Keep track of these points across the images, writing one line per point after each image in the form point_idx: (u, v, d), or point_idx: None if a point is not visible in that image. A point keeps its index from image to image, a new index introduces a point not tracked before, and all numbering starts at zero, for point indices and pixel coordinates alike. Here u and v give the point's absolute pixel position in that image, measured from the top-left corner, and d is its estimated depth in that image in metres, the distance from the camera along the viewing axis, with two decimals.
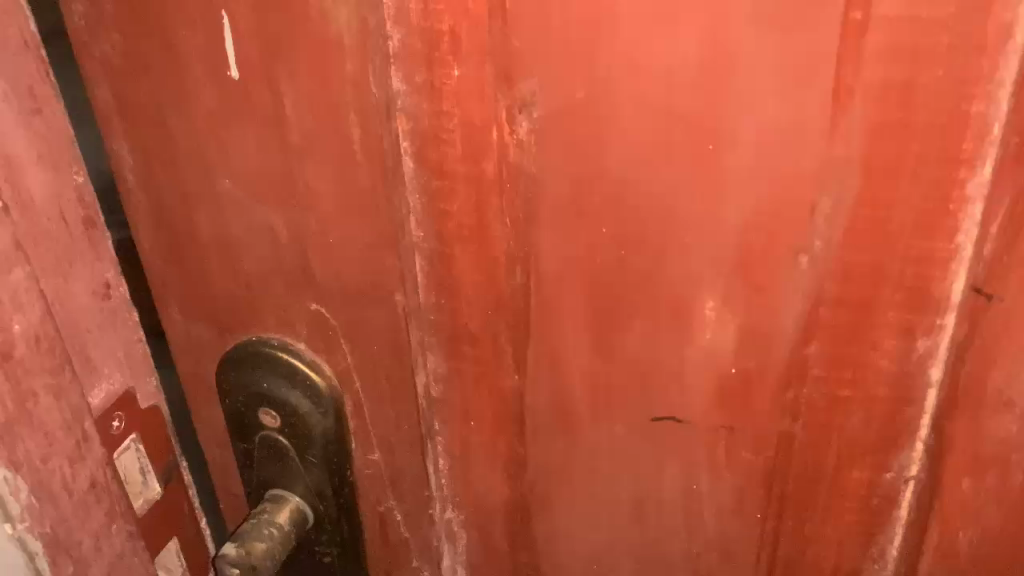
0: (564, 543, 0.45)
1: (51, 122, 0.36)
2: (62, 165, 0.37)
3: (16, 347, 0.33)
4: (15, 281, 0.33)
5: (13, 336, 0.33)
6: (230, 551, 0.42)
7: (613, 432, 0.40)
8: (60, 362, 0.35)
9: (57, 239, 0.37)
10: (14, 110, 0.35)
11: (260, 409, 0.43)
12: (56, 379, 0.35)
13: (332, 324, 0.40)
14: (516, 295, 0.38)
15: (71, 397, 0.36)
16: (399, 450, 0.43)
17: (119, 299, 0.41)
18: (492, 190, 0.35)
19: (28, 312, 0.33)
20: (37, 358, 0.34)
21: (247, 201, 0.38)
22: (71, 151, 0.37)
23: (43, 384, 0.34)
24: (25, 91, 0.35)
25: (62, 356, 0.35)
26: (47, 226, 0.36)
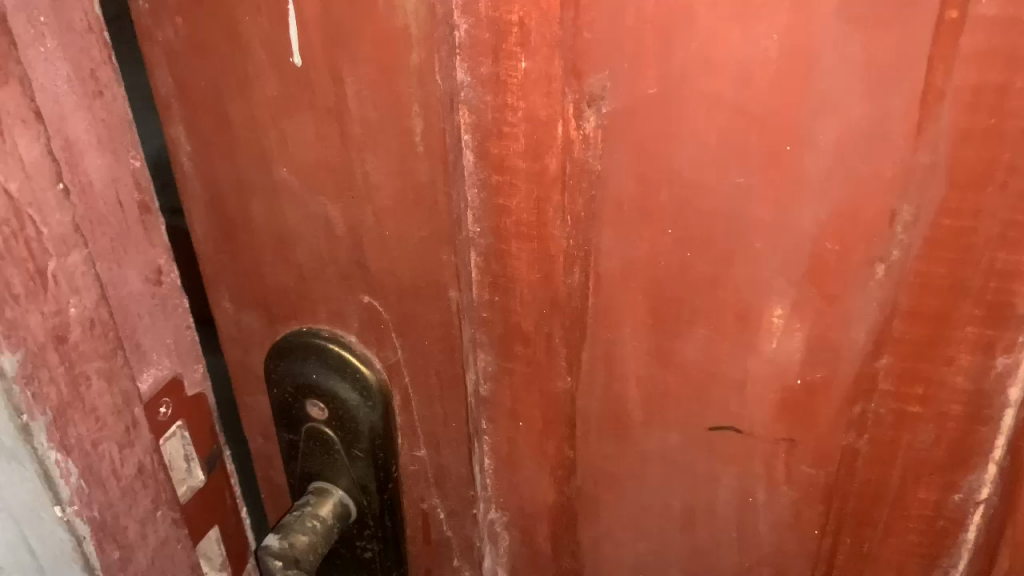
0: (610, 549, 0.44)
1: (111, 106, 0.36)
2: (121, 150, 0.37)
3: (71, 329, 0.33)
4: (73, 264, 0.32)
5: (69, 319, 0.32)
6: (275, 547, 0.41)
7: (667, 439, 0.39)
8: (113, 347, 0.35)
9: (112, 223, 0.37)
10: (76, 94, 0.34)
11: (308, 400, 0.43)
12: (108, 364, 0.35)
13: (385, 318, 0.40)
14: (573, 295, 0.37)
15: (122, 381, 0.36)
16: (446, 447, 0.43)
17: (170, 285, 0.41)
18: (554, 186, 0.35)
19: (84, 296, 0.33)
20: (91, 342, 0.34)
21: (304, 191, 0.37)
22: (131, 135, 0.37)
23: (96, 367, 0.34)
24: (88, 74, 0.35)
25: (114, 340, 0.35)
26: (104, 210, 0.36)
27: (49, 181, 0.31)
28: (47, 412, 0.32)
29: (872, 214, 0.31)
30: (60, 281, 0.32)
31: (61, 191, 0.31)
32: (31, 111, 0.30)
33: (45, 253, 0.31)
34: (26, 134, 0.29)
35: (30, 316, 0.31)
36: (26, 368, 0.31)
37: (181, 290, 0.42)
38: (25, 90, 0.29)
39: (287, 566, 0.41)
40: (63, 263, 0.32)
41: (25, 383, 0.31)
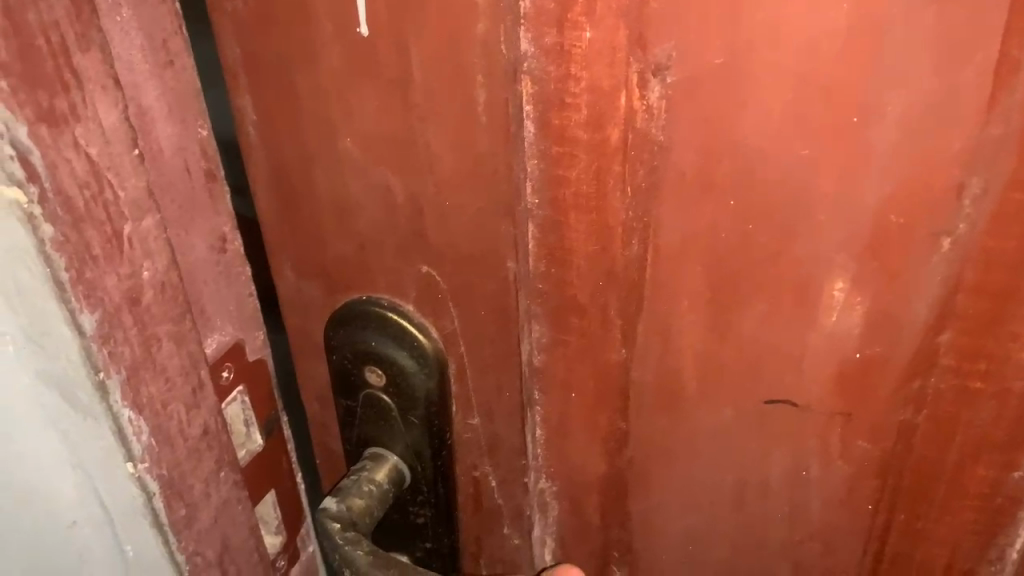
0: (659, 521, 0.44)
1: (181, 76, 0.37)
2: (188, 119, 0.37)
3: (145, 292, 0.34)
4: (147, 228, 0.33)
5: (143, 282, 0.33)
6: (335, 509, 0.43)
7: (721, 414, 0.39)
8: (183, 311, 0.36)
9: (181, 189, 0.38)
10: (148, 62, 0.35)
11: (366, 367, 0.44)
12: (178, 327, 0.36)
13: (441, 287, 0.40)
14: (631, 266, 0.37)
15: (190, 344, 0.37)
16: (498, 416, 0.43)
17: (234, 253, 0.42)
18: (615, 157, 0.35)
19: (157, 260, 0.34)
20: (161, 305, 0.35)
21: (366, 162, 0.38)
22: (198, 105, 0.38)
23: (166, 330, 0.35)
24: (159, 43, 0.35)
25: (184, 304, 0.36)
26: (171, 177, 0.37)
27: (125, 147, 0.31)
28: (121, 371, 0.33)
29: (940, 187, 0.30)
30: (135, 244, 0.33)
31: (136, 156, 0.32)
32: (110, 78, 0.30)
33: (121, 216, 0.32)
34: (106, 101, 0.30)
35: (107, 277, 0.32)
36: (102, 328, 0.32)
37: (243, 259, 0.43)
38: (106, 58, 0.30)
39: (346, 528, 0.42)
40: (138, 227, 0.33)
41: (101, 342, 0.32)
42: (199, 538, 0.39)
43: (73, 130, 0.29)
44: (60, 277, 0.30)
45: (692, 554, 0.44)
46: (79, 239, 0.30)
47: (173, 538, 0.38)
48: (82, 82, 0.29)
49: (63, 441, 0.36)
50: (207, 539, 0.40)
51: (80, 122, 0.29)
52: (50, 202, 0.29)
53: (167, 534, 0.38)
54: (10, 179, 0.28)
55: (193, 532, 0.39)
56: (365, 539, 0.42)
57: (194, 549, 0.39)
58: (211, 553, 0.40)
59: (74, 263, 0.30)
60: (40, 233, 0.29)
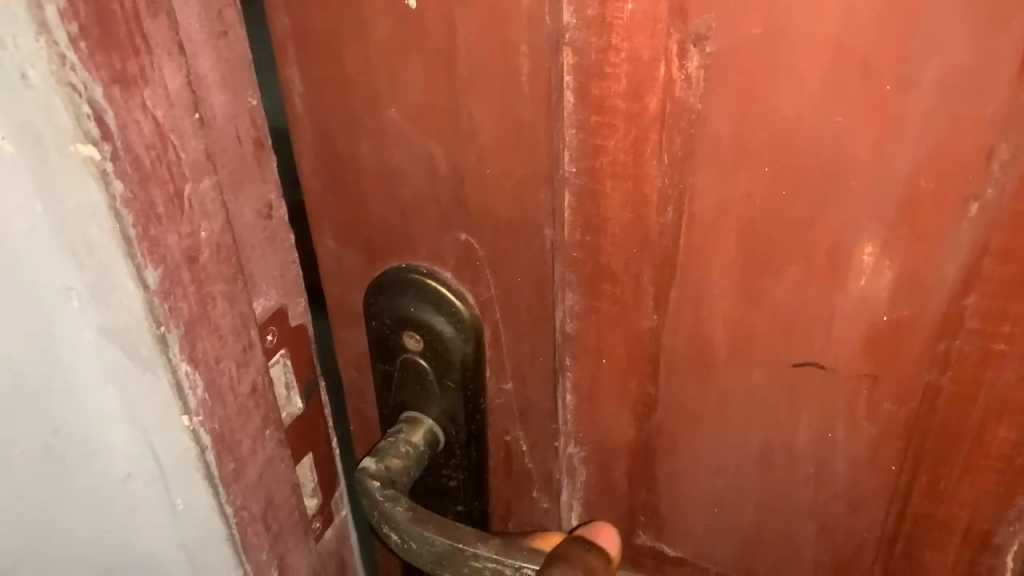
0: (687, 485, 0.46)
1: (235, 47, 0.38)
2: (240, 89, 0.39)
3: (202, 251, 0.35)
4: (205, 189, 0.35)
5: (200, 242, 0.35)
6: (372, 467, 0.44)
7: (750, 378, 0.40)
8: (235, 271, 0.37)
9: (232, 155, 0.39)
10: (204, 32, 0.36)
11: (404, 332, 0.45)
12: (231, 286, 0.37)
13: (480, 255, 0.42)
14: (665, 234, 0.38)
15: (242, 303, 0.38)
16: (532, 381, 0.45)
17: (279, 220, 0.43)
18: (653, 126, 0.36)
19: (213, 221, 0.35)
20: (216, 265, 0.36)
21: (410, 132, 0.39)
22: (248, 76, 0.39)
23: (220, 289, 0.36)
24: (215, 15, 0.37)
25: (236, 265, 0.37)
26: (224, 144, 0.38)
27: (186, 111, 0.33)
28: (180, 326, 0.35)
29: (970, 153, 0.32)
30: (194, 204, 0.34)
31: (196, 120, 0.34)
32: (175, 44, 0.32)
33: (182, 176, 0.33)
34: (170, 65, 0.32)
35: (168, 235, 0.33)
36: (164, 284, 0.34)
37: (286, 228, 0.44)
38: (171, 24, 0.32)
39: (384, 486, 0.44)
40: (196, 188, 0.34)
41: (163, 298, 0.34)
42: (246, 493, 0.40)
43: (142, 93, 0.31)
44: (128, 233, 0.32)
45: (718, 516, 0.46)
46: (145, 196, 0.32)
47: (223, 491, 0.39)
48: (151, 47, 0.31)
49: (121, 394, 0.38)
50: (252, 494, 0.41)
51: (148, 85, 0.31)
52: (121, 159, 0.30)
53: (217, 487, 0.39)
54: (86, 138, 0.30)
55: (241, 486, 0.40)
56: (402, 497, 0.44)
57: (241, 503, 0.40)
58: (256, 507, 0.41)
59: (140, 221, 0.32)
60: (110, 189, 0.31)
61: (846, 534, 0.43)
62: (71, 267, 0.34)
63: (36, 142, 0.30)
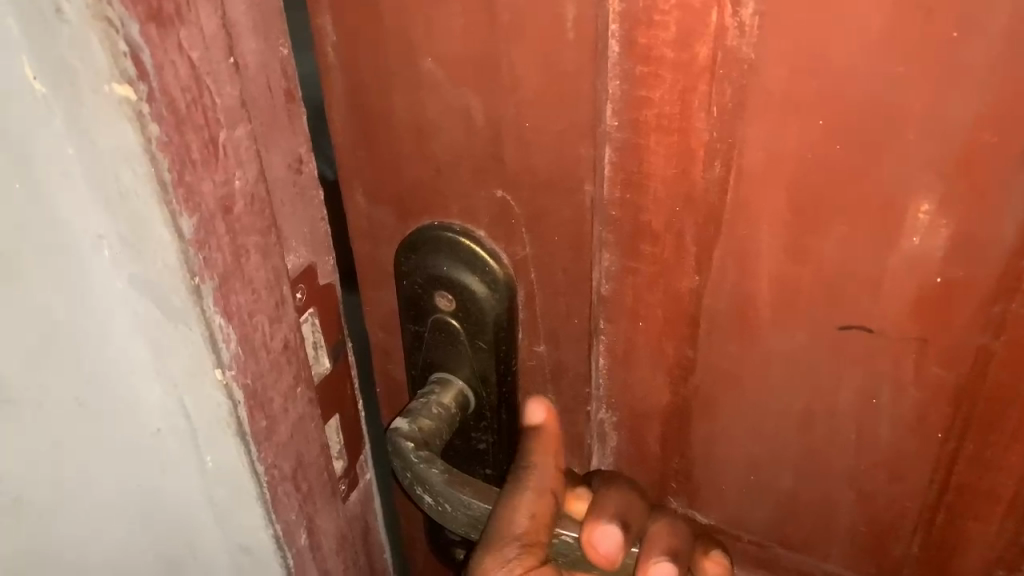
0: (722, 450, 0.45)
1: None
2: (272, 37, 0.37)
3: (236, 201, 0.33)
4: (240, 137, 0.33)
5: (234, 191, 0.33)
6: (412, 435, 0.44)
7: (793, 339, 0.39)
8: (268, 224, 0.36)
9: (264, 106, 0.37)
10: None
11: (437, 292, 0.45)
12: (264, 239, 0.35)
13: (516, 213, 0.41)
14: (711, 189, 0.37)
15: (275, 257, 0.36)
16: (565, 343, 0.44)
17: (309, 176, 0.42)
18: (702, 76, 0.35)
19: (247, 170, 0.34)
20: (250, 216, 0.34)
21: (448, 83, 0.38)
22: (280, 24, 0.37)
23: (254, 242, 0.35)
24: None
25: (269, 217, 0.36)
26: (256, 93, 0.37)
27: (222, 54, 0.31)
28: (214, 278, 0.33)
29: None
30: (228, 151, 0.32)
31: (231, 65, 0.32)
32: None
33: (217, 123, 0.32)
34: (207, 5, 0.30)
35: (201, 183, 0.32)
36: (199, 234, 0.32)
37: (317, 185, 0.43)
38: None
39: (418, 448, 0.44)
40: (232, 138, 0.32)
41: (197, 247, 0.32)
42: (277, 451, 0.39)
43: (178, 33, 0.29)
44: (163, 177, 0.30)
45: (753, 482, 0.45)
46: (180, 141, 0.30)
47: (254, 449, 0.38)
48: None
49: (150, 349, 0.37)
50: (283, 453, 0.40)
51: (184, 25, 0.29)
52: (157, 101, 0.29)
53: (249, 444, 0.38)
54: (122, 77, 0.28)
55: (273, 444, 0.39)
56: (437, 459, 0.44)
57: (273, 462, 0.39)
58: (286, 467, 0.40)
59: (176, 165, 0.30)
60: (146, 131, 0.29)
61: (886, 502, 0.43)
62: (102, 217, 0.33)
63: (69, 82, 0.30)
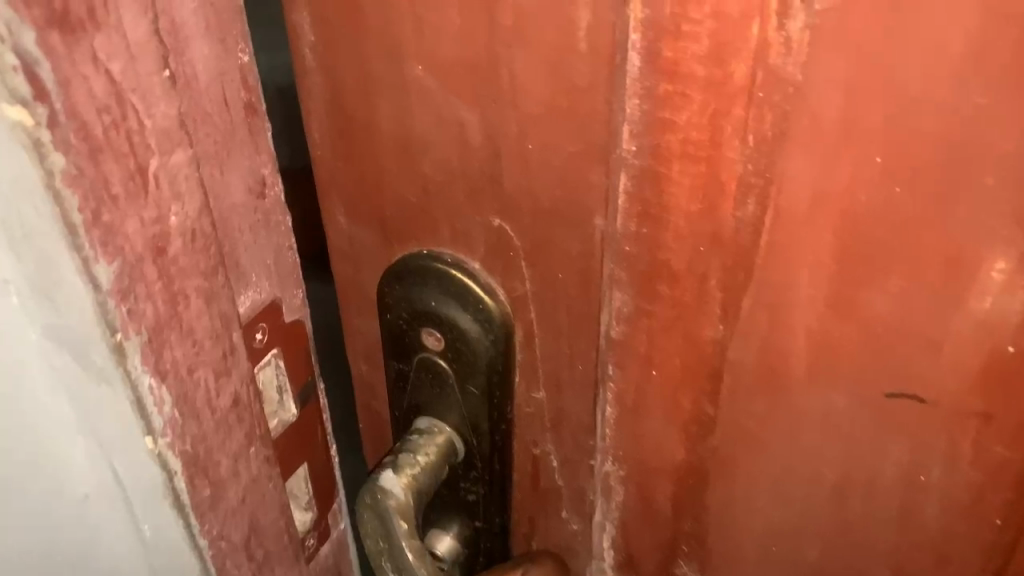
0: (742, 516, 0.40)
1: None
2: (230, 40, 0.32)
3: (172, 240, 0.29)
4: (177, 164, 0.28)
5: (170, 229, 0.28)
6: (406, 497, 0.38)
7: (830, 403, 0.34)
8: (215, 264, 0.30)
9: (217, 123, 0.32)
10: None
11: (424, 329, 0.40)
12: (209, 282, 0.30)
13: (515, 244, 0.36)
14: (742, 229, 0.32)
15: (222, 302, 0.31)
16: (567, 389, 0.39)
17: (274, 199, 0.36)
18: (737, 98, 0.29)
19: (186, 203, 0.29)
20: (190, 257, 0.29)
21: (439, 94, 0.33)
22: (240, 24, 0.32)
23: (196, 285, 0.30)
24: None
25: (217, 256, 0.31)
26: (208, 107, 0.32)
27: (155, 65, 0.26)
28: (142, 332, 0.29)
29: None
30: (162, 182, 0.28)
31: (167, 79, 0.27)
32: None
33: (147, 149, 0.27)
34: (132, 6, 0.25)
35: (126, 219, 0.27)
36: (122, 282, 0.28)
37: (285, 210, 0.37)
38: None
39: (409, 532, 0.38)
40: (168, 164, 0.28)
41: (119, 298, 0.28)
42: (225, 521, 0.35)
43: (92, 40, 0.24)
44: (72, 219, 0.26)
45: (774, 553, 0.40)
46: (96, 172, 0.26)
47: (196, 520, 0.34)
48: None
49: (72, 406, 0.33)
50: (232, 522, 0.35)
51: (99, 32, 0.24)
52: (62, 126, 0.25)
53: (189, 516, 0.33)
54: (15, 100, 0.24)
55: (219, 515, 0.34)
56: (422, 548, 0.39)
57: (219, 533, 0.35)
58: (236, 538, 0.36)
59: (90, 204, 0.26)
60: (48, 162, 0.25)
61: None
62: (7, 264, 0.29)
63: None
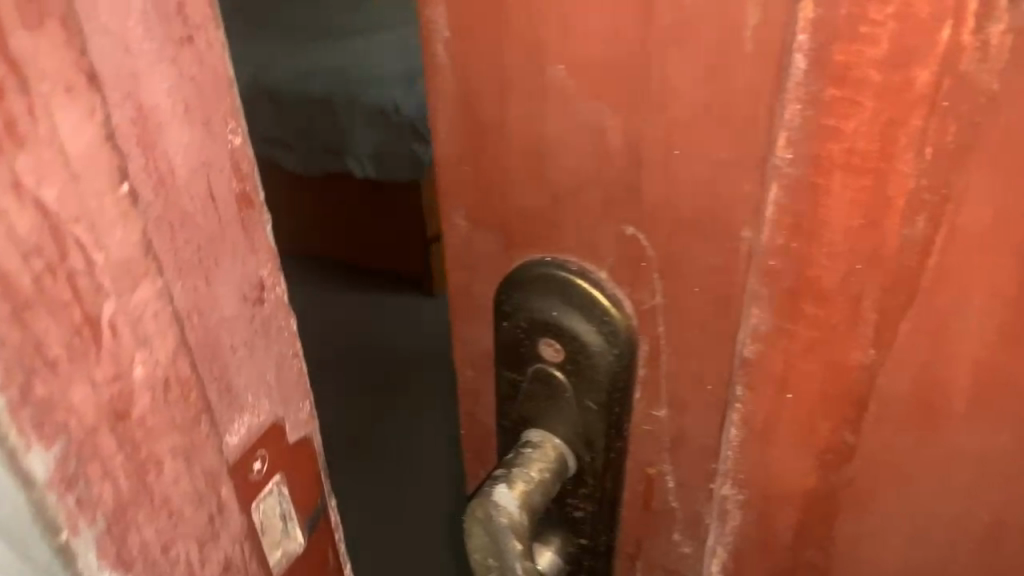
0: (875, 546, 0.38)
1: (205, 72, 0.30)
2: (215, 123, 0.31)
3: (138, 396, 0.29)
4: (139, 303, 0.28)
5: (133, 382, 0.28)
6: (522, 513, 0.37)
7: (988, 429, 0.34)
8: (196, 413, 0.31)
9: (205, 227, 0.32)
10: (159, 42, 0.28)
11: (542, 339, 0.38)
12: (186, 438, 0.31)
13: (648, 254, 0.34)
14: (908, 249, 0.30)
15: (209, 449, 0.32)
16: (691, 411, 0.37)
17: (272, 303, 0.36)
18: (918, 108, 0.27)
19: (153, 346, 0.29)
20: (161, 415, 0.30)
21: (581, 94, 0.31)
22: (229, 106, 0.32)
23: (171, 446, 0.30)
24: (174, 12, 0.29)
25: (199, 404, 0.32)
26: (196, 215, 0.31)
27: (107, 183, 0.26)
28: (99, 520, 0.29)
29: None
30: (118, 329, 0.28)
31: (124, 192, 0.27)
32: (83, 76, 0.25)
33: (101, 292, 0.27)
34: (73, 111, 0.25)
35: (91, 347, 0.27)
36: (67, 466, 0.27)
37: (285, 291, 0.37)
38: (75, 52, 0.24)
39: (522, 554, 0.37)
40: (128, 300, 0.28)
41: (64, 490, 0.27)
42: None
43: (12, 163, 0.24)
44: None
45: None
46: (27, 334, 0.25)
47: None
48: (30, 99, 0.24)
49: None
50: None
51: (20, 147, 0.24)
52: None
53: None
54: None
55: None
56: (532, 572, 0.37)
57: None
58: None
59: (21, 377, 0.25)
60: None
61: None
62: None
63: None
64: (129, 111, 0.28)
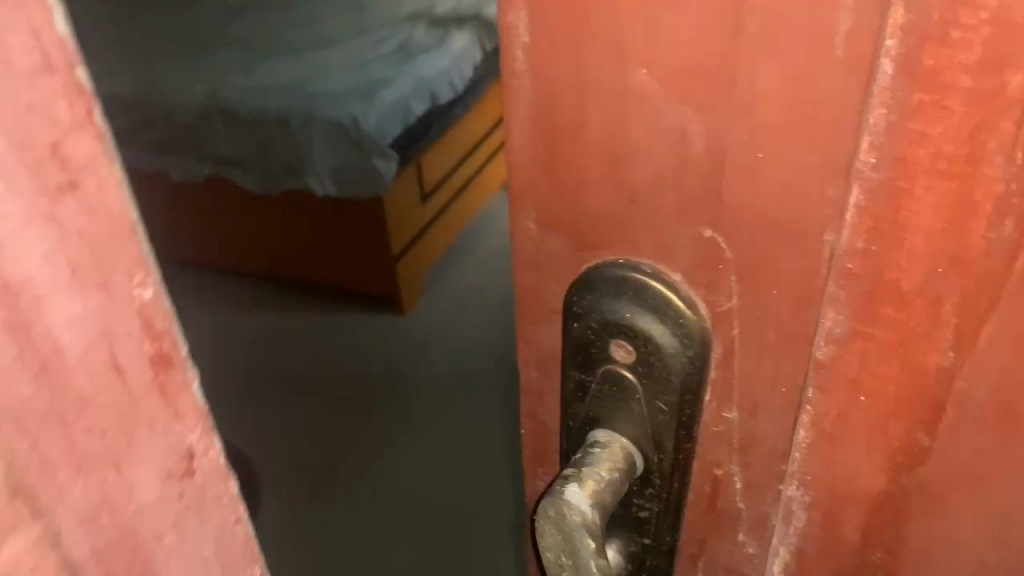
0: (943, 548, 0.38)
1: (103, 302, 0.31)
2: (116, 297, 0.31)
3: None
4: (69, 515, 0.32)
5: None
6: (596, 513, 0.37)
7: None
8: None
9: (113, 407, 0.32)
10: (64, 285, 0.29)
11: (613, 341, 0.39)
12: None
13: (726, 257, 0.34)
14: (993, 251, 0.30)
15: None
16: (764, 413, 0.37)
17: (203, 466, 0.38)
18: (1009, 110, 0.27)
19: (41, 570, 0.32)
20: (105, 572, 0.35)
21: (663, 98, 0.32)
22: (132, 253, 0.31)
23: None
24: (69, 264, 0.29)
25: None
26: (104, 426, 0.32)
27: None
28: None
29: None
30: None
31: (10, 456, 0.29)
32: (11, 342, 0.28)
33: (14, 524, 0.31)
34: None
35: None
36: None
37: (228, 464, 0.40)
38: (15, 353, 0.28)
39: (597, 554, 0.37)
40: (58, 536, 0.32)
41: None
42: None
43: None
44: None
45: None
46: None
47: None
48: None
49: None
50: None
51: None
52: None
53: None
54: None
55: None
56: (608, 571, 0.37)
57: None
58: None
59: None
60: None
61: None
62: None
63: None
64: (31, 366, 0.28)
